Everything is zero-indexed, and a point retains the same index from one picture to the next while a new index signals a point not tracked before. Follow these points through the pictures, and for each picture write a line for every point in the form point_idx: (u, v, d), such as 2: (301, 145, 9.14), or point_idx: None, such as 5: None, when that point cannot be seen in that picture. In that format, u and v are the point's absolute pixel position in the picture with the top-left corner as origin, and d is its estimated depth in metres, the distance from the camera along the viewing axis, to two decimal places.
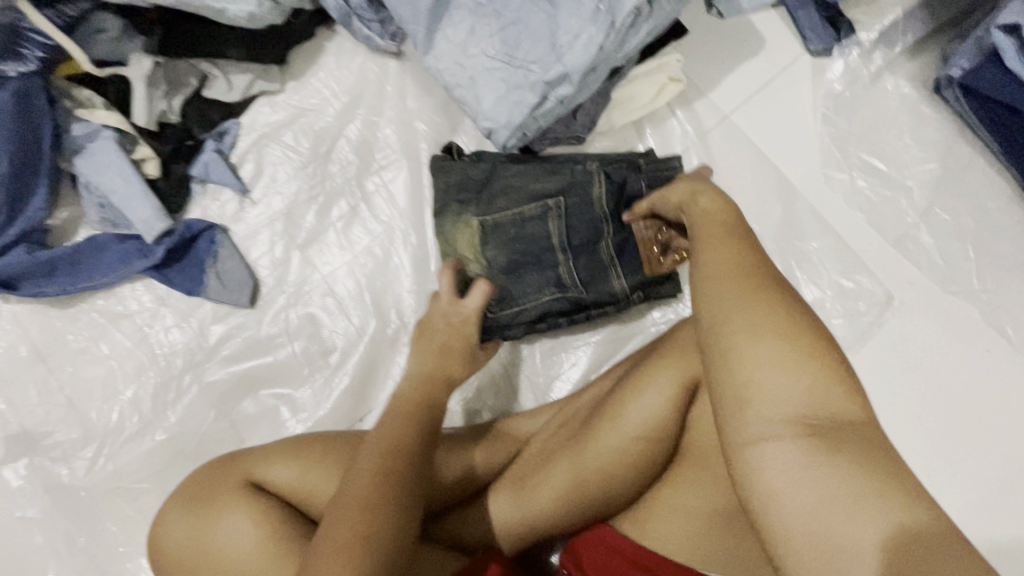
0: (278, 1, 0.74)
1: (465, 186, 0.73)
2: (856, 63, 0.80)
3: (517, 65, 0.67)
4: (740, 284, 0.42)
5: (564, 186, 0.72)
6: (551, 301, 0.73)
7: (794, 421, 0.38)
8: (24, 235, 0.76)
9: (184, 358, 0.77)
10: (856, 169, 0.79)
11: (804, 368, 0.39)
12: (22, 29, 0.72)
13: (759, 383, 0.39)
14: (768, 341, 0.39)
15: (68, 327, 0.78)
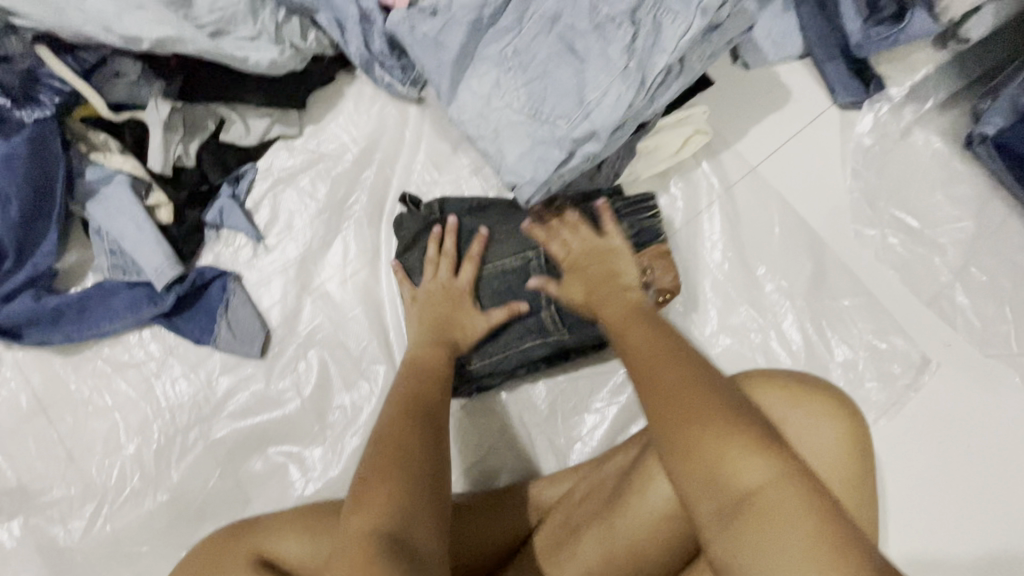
0: (300, 48, 0.75)
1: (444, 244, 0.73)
2: (885, 118, 0.78)
3: (542, 120, 0.65)
4: (655, 360, 0.51)
5: (542, 234, 0.71)
6: (532, 346, 0.71)
7: (725, 495, 0.43)
8: (32, 280, 0.74)
9: (190, 411, 0.74)
10: (888, 225, 0.77)
11: (724, 451, 0.43)
12: (41, 74, 0.69)
13: (695, 465, 0.44)
14: (686, 419, 0.45)
15: (72, 376, 0.76)
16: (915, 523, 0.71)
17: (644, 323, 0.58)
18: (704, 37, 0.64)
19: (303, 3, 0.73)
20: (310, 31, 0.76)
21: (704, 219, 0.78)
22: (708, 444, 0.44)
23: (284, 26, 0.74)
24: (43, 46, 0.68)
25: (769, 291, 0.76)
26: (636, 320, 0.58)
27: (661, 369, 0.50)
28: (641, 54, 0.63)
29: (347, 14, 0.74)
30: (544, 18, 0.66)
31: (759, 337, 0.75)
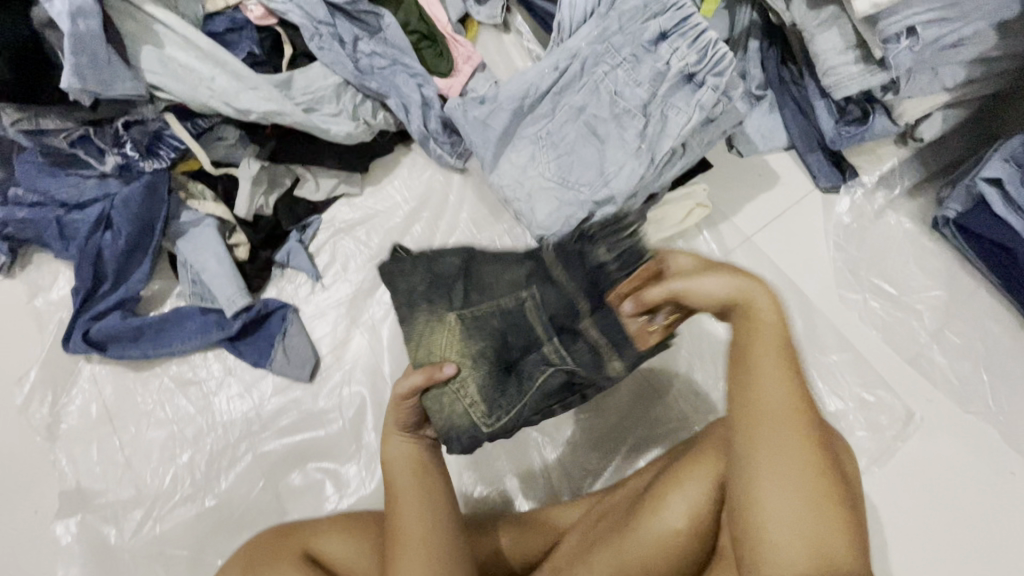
0: (371, 124, 0.92)
1: (435, 283, 0.59)
2: (862, 201, 0.91)
3: (569, 187, 0.80)
4: (778, 406, 0.47)
5: (529, 274, 0.59)
6: (545, 379, 0.58)
7: (801, 558, 0.43)
8: (122, 302, 0.86)
9: (242, 427, 0.82)
10: (869, 291, 0.87)
11: (810, 522, 0.44)
12: (164, 135, 0.85)
13: (778, 520, 0.45)
14: (787, 483, 0.45)
15: (140, 390, 0.85)
16: (909, 568, 0.75)
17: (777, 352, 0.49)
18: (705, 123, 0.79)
19: (378, 90, 0.91)
20: (380, 111, 0.93)
21: None
22: (806, 523, 0.44)
23: (361, 105, 0.91)
24: (171, 114, 0.84)
25: None
26: (773, 348, 0.49)
27: (785, 424, 0.47)
28: (651, 139, 0.78)
29: (412, 99, 0.92)
30: (573, 108, 0.82)
31: None
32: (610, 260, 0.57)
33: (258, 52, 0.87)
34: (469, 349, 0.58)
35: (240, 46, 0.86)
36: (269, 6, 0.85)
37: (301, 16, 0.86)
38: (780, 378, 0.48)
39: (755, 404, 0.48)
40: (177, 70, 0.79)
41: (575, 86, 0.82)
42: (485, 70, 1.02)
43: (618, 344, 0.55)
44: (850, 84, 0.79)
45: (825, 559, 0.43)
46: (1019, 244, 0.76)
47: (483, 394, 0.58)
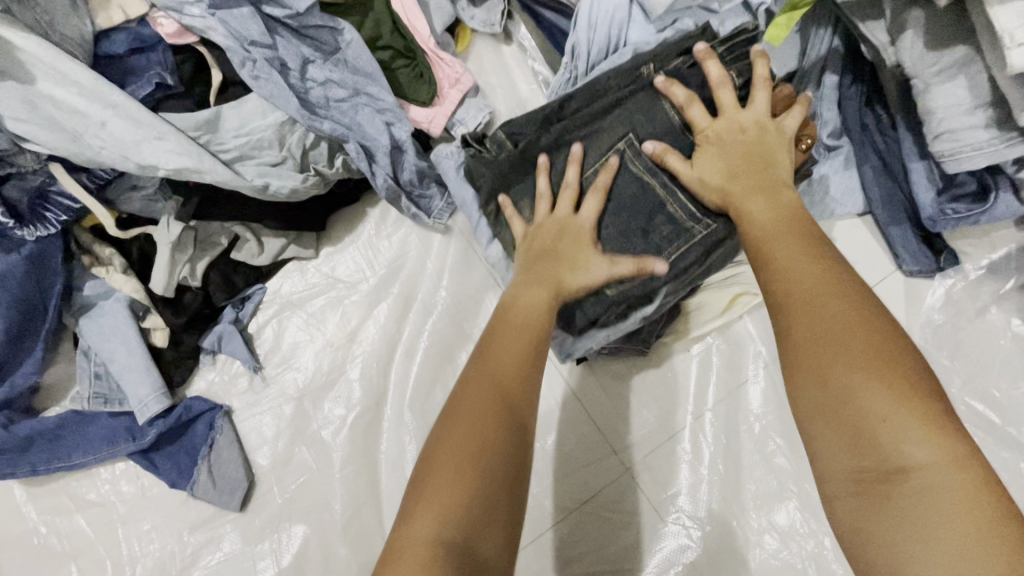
0: (325, 174, 0.71)
1: (523, 172, 0.64)
2: (960, 293, 0.70)
3: None
4: (823, 296, 0.45)
5: (630, 120, 0.62)
6: (680, 246, 0.61)
7: (876, 421, 0.40)
8: (7, 402, 0.68)
9: (155, 569, 0.65)
10: (962, 418, 0.67)
11: (867, 377, 0.41)
12: (51, 192, 0.65)
13: (845, 380, 0.41)
14: (871, 384, 0.40)
15: (31, 512, 0.68)
16: None
17: (792, 226, 0.52)
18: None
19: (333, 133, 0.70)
20: (337, 156, 0.72)
21: (750, 389, 0.69)
22: (888, 430, 0.39)
23: (312, 151, 0.70)
24: (56, 163, 0.63)
25: None
26: (782, 231, 0.51)
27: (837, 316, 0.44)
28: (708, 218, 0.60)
29: (379, 143, 0.71)
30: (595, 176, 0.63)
31: (812, 544, 0.63)
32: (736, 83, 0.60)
33: (171, 81, 0.65)
34: None
35: (147, 75, 0.65)
36: (183, 20, 0.64)
37: (224, 34, 0.64)
38: (806, 258, 0.48)
39: (787, 294, 0.47)
40: (56, 116, 0.59)
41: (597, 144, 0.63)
42: (477, 95, 0.81)
43: None
44: (973, 154, 0.57)
45: (873, 421, 0.40)
46: None
47: None
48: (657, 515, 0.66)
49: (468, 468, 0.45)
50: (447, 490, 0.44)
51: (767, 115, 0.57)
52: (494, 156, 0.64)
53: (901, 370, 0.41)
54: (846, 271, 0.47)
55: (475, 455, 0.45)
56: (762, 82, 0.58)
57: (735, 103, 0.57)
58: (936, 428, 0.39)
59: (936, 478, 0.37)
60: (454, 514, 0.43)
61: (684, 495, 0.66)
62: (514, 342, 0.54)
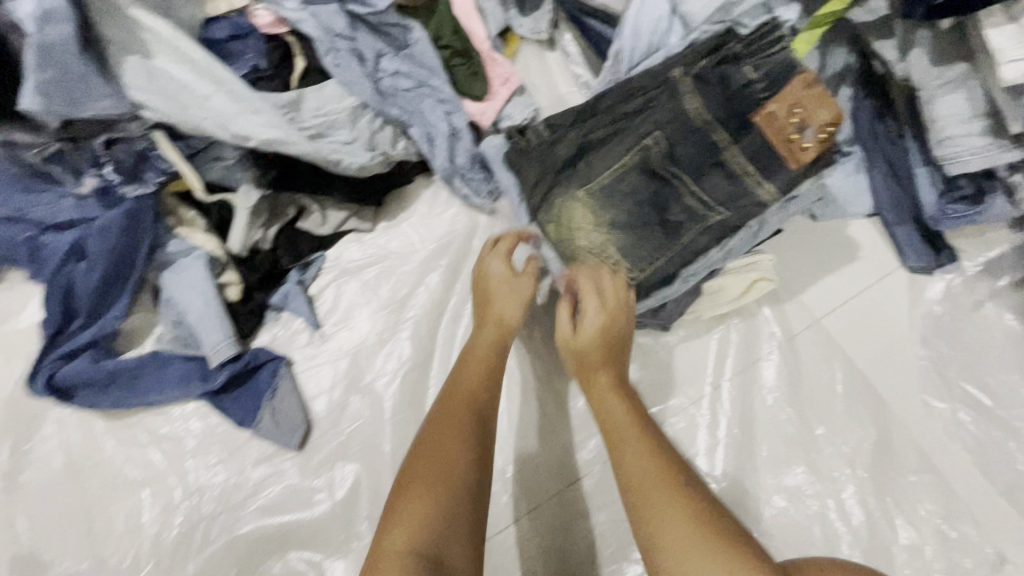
0: (389, 154, 0.79)
1: (558, 163, 0.70)
2: (958, 289, 0.77)
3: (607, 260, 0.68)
4: (626, 428, 0.57)
5: (658, 119, 0.67)
6: (696, 234, 0.67)
7: (675, 473, 0.52)
8: (95, 341, 0.76)
9: (218, 499, 0.72)
10: (958, 401, 0.74)
11: (656, 433, 0.57)
12: (151, 155, 0.74)
13: (635, 483, 0.52)
14: (639, 458, 0.54)
15: (109, 442, 0.75)
16: None
17: (596, 377, 0.62)
18: (775, 172, 0.64)
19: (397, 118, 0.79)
20: (400, 139, 0.80)
21: (763, 366, 0.76)
22: (648, 491, 0.51)
23: (381, 132, 0.79)
24: (160, 131, 0.72)
25: (829, 454, 0.72)
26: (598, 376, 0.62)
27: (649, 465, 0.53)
28: (727, 204, 0.65)
29: (439, 129, 0.80)
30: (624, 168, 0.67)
31: (817, 506, 0.70)
32: (755, 83, 0.64)
33: (265, 66, 0.75)
34: (605, 216, 0.68)
35: (244, 57, 0.74)
36: (280, 12, 0.73)
37: (313, 26, 0.74)
38: (598, 335, 0.63)
39: (609, 428, 0.58)
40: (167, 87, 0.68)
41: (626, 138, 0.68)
42: (524, 94, 0.90)
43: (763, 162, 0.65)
44: (973, 157, 0.65)
45: (672, 483, 0.51)
46: None
47: (631, 254, 0.67)
48: None
49: (440, 477, 0.53)
50: (418, 509, 0.51)
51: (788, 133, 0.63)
52: (532, 148, 0.71)
53: (654, 443, 0.55)
54: (625, 338, 0.64)
55: (434, 479, 0.53)
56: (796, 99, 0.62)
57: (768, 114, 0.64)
58: (684, 500, 0.49)
59: (722, 527, 0.47)
60: (425, 523, 0.50)
61: (702, 456, 0.73)
62: (467, 372, 0.63)
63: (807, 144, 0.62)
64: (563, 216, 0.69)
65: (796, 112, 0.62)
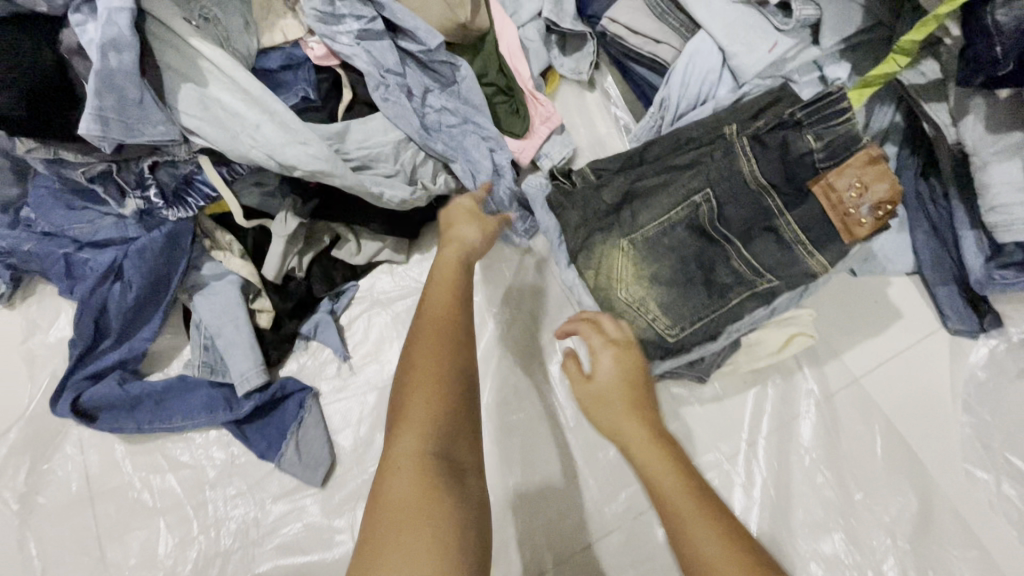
0: (429, 189, 0.79)
1: (601, 211, 0.69)
2: (1004, 355, 0.75)
3: (644, 313, 0.65)
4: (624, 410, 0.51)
5: (708, 176, 0.64)
6: (740, 298, 0.63)
7: (681, 463, 0.47)
8: (122, 362, 0.75)
9: (236, 533, 0.70)
10: (1004, 472, 0.71)
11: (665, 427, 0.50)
12: (196, 180, 0.74)
13: (641, 464, 0.48)
14: (644, 441, 0.49)
15: (129, 467, 0.74)
16: None
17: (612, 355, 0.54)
18: (823, 248, 0.59)
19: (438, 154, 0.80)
20: (440, 174, 0.81)
21: (799, 425, 0.74)
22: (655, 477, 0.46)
23: (422, 165, 0.79)
24: (204, 157, 0.72)
25: (867, 521, 0.69)
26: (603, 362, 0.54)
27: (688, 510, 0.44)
28: (777, 269, 0.62)
29: (481, 166, 0.80)
30: (669, 223, 0.65)
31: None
32: (818, 149, 0.59)
33: (314, 97, 0.75)
34: (645, 270, 0.66)
35: (295, 88, 0.74)
36: (334, 46, 0.74)
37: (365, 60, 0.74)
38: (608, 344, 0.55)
39: (607, 408, 0.52)
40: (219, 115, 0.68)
41: (672, 192, 0.65)
42: (563, 134, 0.89)
43: (816, 235, 0.60)
44: (1022, 227, 0.64)
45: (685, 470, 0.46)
46: None
47: (670, 310, 0.65)
48: None
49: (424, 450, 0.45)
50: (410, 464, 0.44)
51: (847, 210, 0.58)
52: (576, 190, 0.70)
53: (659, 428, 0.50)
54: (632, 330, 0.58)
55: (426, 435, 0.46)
56: (863, 172, 0.57)
57: (831, 186, 0.58)
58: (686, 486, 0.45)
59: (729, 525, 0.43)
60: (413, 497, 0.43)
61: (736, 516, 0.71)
62: (423, 337, 0.50)
63: (863, 221, 0.58)
64: (603, 264, 0.67)
65: (855, 187, 0.57)
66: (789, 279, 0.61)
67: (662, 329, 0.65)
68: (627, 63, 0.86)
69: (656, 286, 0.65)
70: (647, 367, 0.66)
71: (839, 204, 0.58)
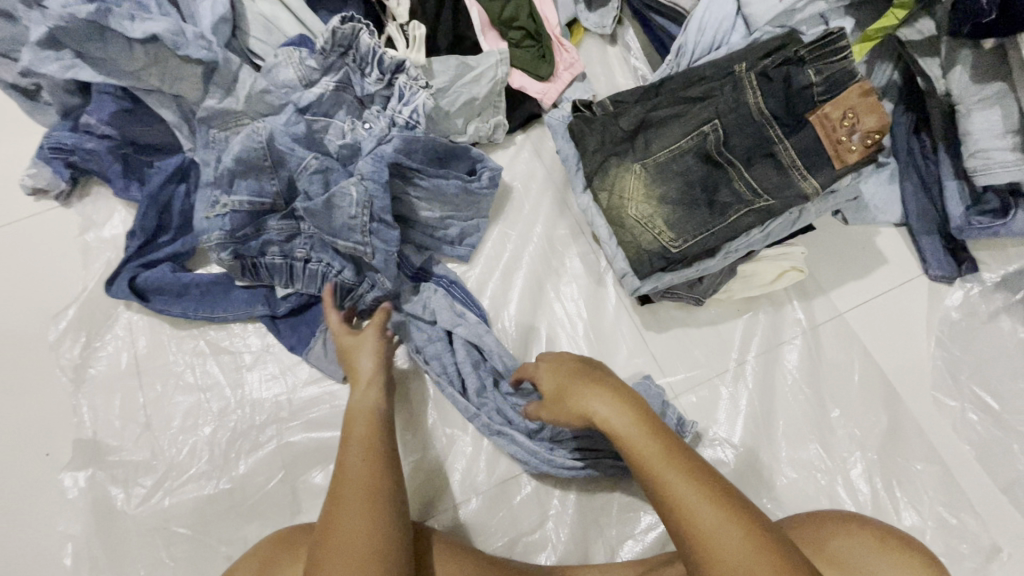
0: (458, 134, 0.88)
1: (618, 137, 0.75)
2: (976, 298, 0.82)
3: (651, 228, 0.72)
4: (665, 455, 0.54)
5: (718, 108, 0.71)
6: (738, 217, 0.69)
7: (693, 484, 0.52)
8: (175, 255, 0.82)
9: (270, 410, 0.77)
10: (967, 400, 0.78)
11: (668, 455, 0.54)
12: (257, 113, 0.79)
13: (679, 492, 0.52)
14: (671, 467, 0.53)
15: (173, 348, 0.81)
16: None
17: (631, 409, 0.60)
18: (818, 171, 0.67)
19: (420, 321, 0.78)
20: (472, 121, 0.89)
21: (785, 350, 0.81)
22: (681, 500, 0.51)
23: (452, 115, 0.87)
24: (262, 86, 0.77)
25: (840, 435, 0.77)
26: (619, 417, 0.59)
27: (718, 524, 0.49)
28: (773, 189, 0.68)
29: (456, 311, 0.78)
30: (678, 150, 0.72)
31: (825, 480, 0.75)
32: (818, 85, 0.67)
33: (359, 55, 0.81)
34: (654, 191, 0.72)
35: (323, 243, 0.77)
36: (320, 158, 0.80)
37: (362, 236, 0.75)
38: (609, 398, 0.61)
39: (637, 454, 0.56)
40: (254, 252, 0.77)
41: (684, 122, 0.72)
42: (584, 81, 0.95)
43: (812, 162, 0.67)
44: (1001, 171, 0.71)
45: (704, 490, 0.51)
46: None
47: (676, 226, 0.71)
48: (698, 440, 0.77)
49: (373, 484, 0.56)
50: (359, 503, 0.54)
51: (840, 139, 0.66)
52: (596, 119, 0.76)
53: (675, 450, 0.55)
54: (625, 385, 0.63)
55: (375, 479, 0.56)
56: (856, 105, 0.65)
57: (827, 117, 0.66)
58: (709, 494, 0.51)
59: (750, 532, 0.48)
60: (380, 488, 0.56)
61: (723, 423, 0.78)
62: (357, 427, 0.62)
63: (853, 148, 0.65)
64: (616, 185, 0.74)
65: (848, 117, 0.65)
66: (784, 200, 0.68)
67: (666, 243, 0.71)
68: (649, 13, 0.94)
69: (663, 206, 0.72)
70: (652, 277, 0.73)
71: (833, 134, 0.66)
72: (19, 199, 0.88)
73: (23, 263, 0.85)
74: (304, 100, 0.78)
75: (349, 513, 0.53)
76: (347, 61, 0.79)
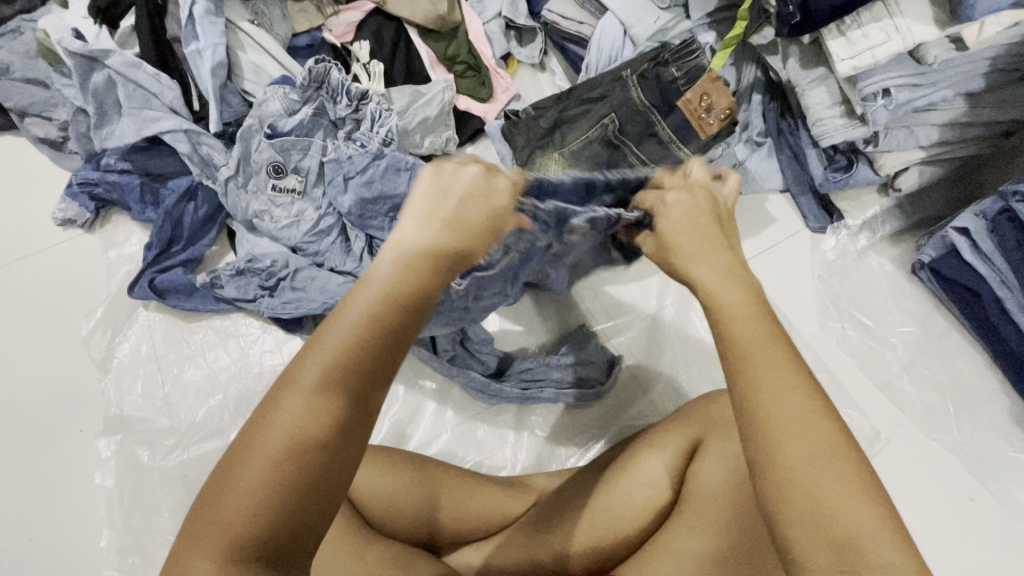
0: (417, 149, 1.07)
1: (541, 134, 0.94)
2: (846, 241, 1.00)
3: None
4: (782, 358, 0.45)
5: (612, 103, 0.91)
6: None
7: (812, 400, 0.43)
8: (186, 261, 0.98)
9: (271, 377, 0.93)
10: (848, 322, 0.95)
11: (792, 365, 0.44)
12: (251, 140, 0.96)
13: (783, 402, 0.43)
14: (793, 375, 0.44)
15: (184, 337, 0.95)
16: None
17: (755, 297, 0.49)
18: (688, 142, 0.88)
19: None
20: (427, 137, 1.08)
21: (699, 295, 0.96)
22: (779, 406, 0.43)
23: (411, 132, 1.06)
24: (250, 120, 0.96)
25: None
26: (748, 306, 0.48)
27: (818, 436, 0.42)
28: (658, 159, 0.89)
29: None
30: (587, 139, 0.91)
31: None
32: (681, 78, 0.88)
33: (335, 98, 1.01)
34: (572, 171, 0.91)
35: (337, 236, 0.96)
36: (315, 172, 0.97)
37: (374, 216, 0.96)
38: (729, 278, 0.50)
39: (750, 346, 0.45)
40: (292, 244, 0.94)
41: (589, 117, 0.92)
42: (519, 100, 1.16)
43: (683, 136, 0.88)
44: (836, 134, 0.89)
45: (812, 409, 0.43)
46: (986, 290, 0.83)
47: None
48: (630, 372, 0.92)
49: (320, 398, 0.39)
50: (287, 420, 0.38)
51: (702, 118, 0.86)
52: (521, 121, 0.95)
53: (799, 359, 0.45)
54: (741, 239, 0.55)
55: (324, 396, 0.39)
56: (712, 91, 0.85)
57: (691, 102, 0.86)
58: (826, 425, 0.42)
59: (847, 465, 0.41)
60: (318, 415, 0.39)
61: (648, 356, 0.93)
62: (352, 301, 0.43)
63: (712, 122, 0.86)
64: (543, 170, 0.92)
65: (705, 100, 0.86)
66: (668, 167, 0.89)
67: None
68: (565, 43, 1.16)
69: None
70: None
71: (697, 113, 0.86)
72: (50, 229, 1.04)
73: (56, 277, 1.01)
74: (286, 127, 0.96)
75: (265, 438, 0.38)
76: (321, 94, 0.98)
